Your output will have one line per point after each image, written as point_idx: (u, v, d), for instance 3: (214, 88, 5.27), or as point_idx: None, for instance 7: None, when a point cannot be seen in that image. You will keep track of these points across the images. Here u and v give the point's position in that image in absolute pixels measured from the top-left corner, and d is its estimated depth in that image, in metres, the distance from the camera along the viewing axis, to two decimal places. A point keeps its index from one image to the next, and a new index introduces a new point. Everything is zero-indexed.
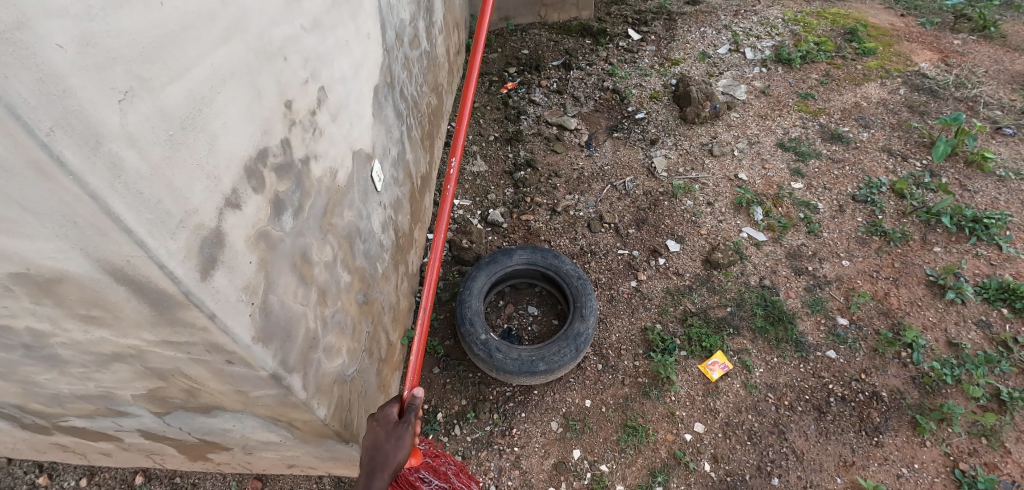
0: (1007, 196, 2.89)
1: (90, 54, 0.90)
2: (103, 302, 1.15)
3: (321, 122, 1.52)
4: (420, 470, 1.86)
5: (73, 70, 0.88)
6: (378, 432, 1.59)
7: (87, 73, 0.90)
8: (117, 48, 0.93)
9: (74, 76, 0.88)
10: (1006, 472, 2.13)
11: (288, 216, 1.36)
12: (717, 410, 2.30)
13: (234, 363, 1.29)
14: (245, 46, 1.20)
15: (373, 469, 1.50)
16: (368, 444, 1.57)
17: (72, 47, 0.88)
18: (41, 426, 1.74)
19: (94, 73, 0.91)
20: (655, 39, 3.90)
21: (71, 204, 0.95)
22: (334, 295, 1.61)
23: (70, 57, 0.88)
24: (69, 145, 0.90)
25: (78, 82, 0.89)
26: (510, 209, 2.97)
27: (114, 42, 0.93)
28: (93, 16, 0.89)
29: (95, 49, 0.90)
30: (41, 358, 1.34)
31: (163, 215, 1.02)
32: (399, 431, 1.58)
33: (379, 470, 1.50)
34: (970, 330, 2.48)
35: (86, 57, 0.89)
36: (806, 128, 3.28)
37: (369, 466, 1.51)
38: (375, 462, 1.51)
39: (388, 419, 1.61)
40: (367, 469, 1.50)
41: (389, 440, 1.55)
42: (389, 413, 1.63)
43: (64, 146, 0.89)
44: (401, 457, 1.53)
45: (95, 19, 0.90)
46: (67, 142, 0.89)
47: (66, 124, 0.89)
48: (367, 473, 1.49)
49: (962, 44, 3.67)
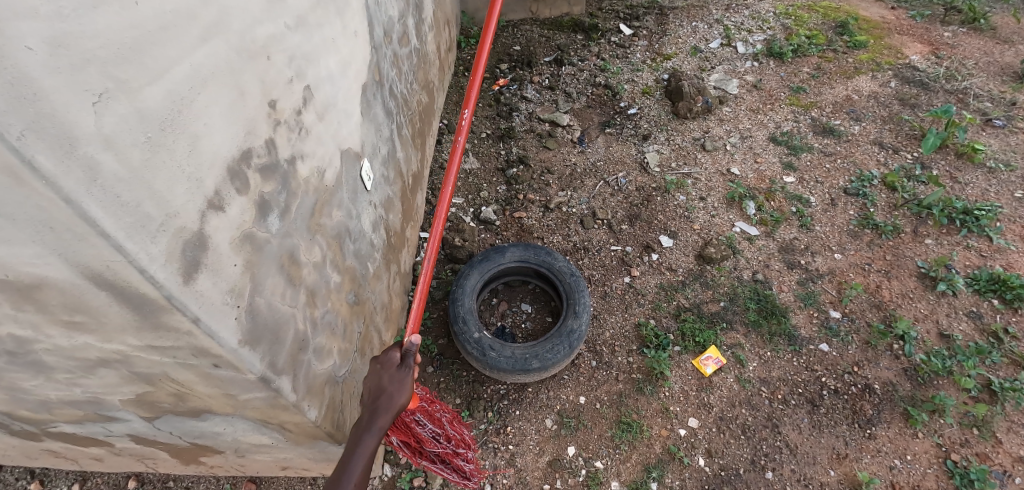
0: (997, 188, 2.90)
1: (63, 56, 0.89)
2: (86, 307, 1.14)
3: (307, 121, 1.51)
4: (415, 412, 1.90)
5: (45, 72, 0.87)
6: (380, 374, 1.64)
7: (59, 76, 0.89)
8: (91, 49, 0.92)
9: (46, 78, 0.87)
10: (997, 462, 2.15)
11: (274, 217, 1.35)
12: (711, 404, 2.31)
13: (221, 366, 1.28)
14: (226, 45, 1.19)
15: (377, 409, 1.56)
16: (372, 385, 1.63)
17: (43, 49, 0.87)
18: (30, 432, 1.73)
19: (67, 75, 0.90)
20: (647, 34, 3.89)
21: (47, 209, 0.94)
22: (324, 295, 1.61)
23: (42, 59, 0.87)
24: (42, 149, 0.89)
25: (50, 84, 0.88)
26: (503, 206, 2.96)
27: (88, 43, 0.92)
28: (65, 16, 0.88)
29: (68, 50, 0.89)
30: (25, 364, 1.32)
31: (143, 219, 1.02)
32: (402, 374, 1.64)
33: (382, 411, 1.56)
34: (961, 321, 2.49)
35: (58, 59, 0.89)
36: (798, 121, 3.28)
37: (372, 406, 1.57)
38: (378, 402, 1.57)
39: (390, 362, 1.66)
40: (370, 409, 1.56)
41: (392, 382, 1.61)
42: (391, 356, 1.67)
43: (37, 151, 0.88)
44: (403, 398, 1.59)
45: (67, 20, 0.89)
46: (40, 146, 0.88)
47: (39, 128, 0.88)
48: (370, 412, 1.55)
49: (952, 36, 3.68)
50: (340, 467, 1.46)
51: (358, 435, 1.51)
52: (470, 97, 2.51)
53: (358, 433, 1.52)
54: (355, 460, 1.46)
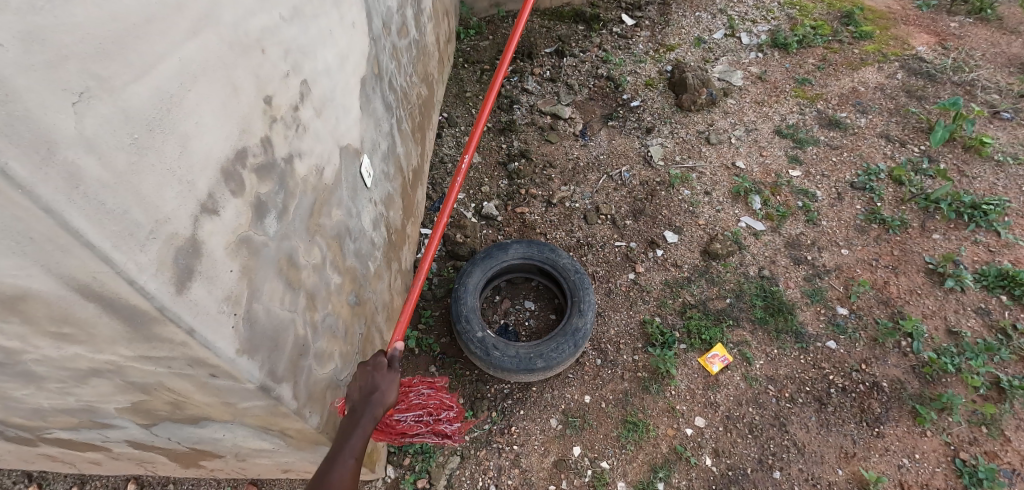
0: (1005, 182, 2.86)
1: (38, 52, 0.84)
2: (74, 319, 1.09)
3: (305, 117, 1.46)
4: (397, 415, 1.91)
5: (16, 71, 0.82)
6: (370, 374, 1.61)
7: (33, 74, 0.84)
8: (67, 44, 0.86)
9: (19, 78, 0.82)
10: (1006, 460, 2.13)
11: (271, 219, 1.30)
12: (718, 403, 2.28)
13: (219, 376, 1.23)
14: (217, 38, 1.13)
15: (369, 404, 1.54)
16: (360, 384, 1.59)
17: (16, 46, 0.82)
18: (25, 438, 1.68)
19: (42, 73, 0.85)
20: (649, 25, 3.82)
21: (25, 220, 0.89)
22: (324, 298, 1.56)
23: (14, 57, 0.82)
24: (16, 154, 0.83)
25: (22, 84, 0.83)
26: (505, 201, 2.91)
27: (64, 39, 0.86)
28: (38, 9, 0.83)
29: (42, 46, 0.84)
30: (15, 374, 1.28)
31: (130, 226, 0.96)
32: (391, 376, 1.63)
33: (374, 405, 1.54)
34: (969, 318, 2.46)
35: (31, 56, 0.83)
36: (803, 114, 3.23)
37: (363, 402, 1.54)
38: (370, 397, 1.55)
39: (379, 363, 1.64)
40: (360, 407, 1.53)
41: (383, 381, 1.59)
42: (380, 359, 1.65)
43: (10, 156, 0.83)
44: (392, 399, 1.58)
45: (40, 13, 0.83)
46: (14, 152, 0.83)
47: (11, 132, 0.83)
48: (363, 404, 1.53)
49: (959, 27, 3.62)
50: (336, 449, 1.45)
51: (352, 421, 1.49)
52: (481, 121, 2.46)
53: (351, 424, 1.49)
54: (352, 444, 1.45)
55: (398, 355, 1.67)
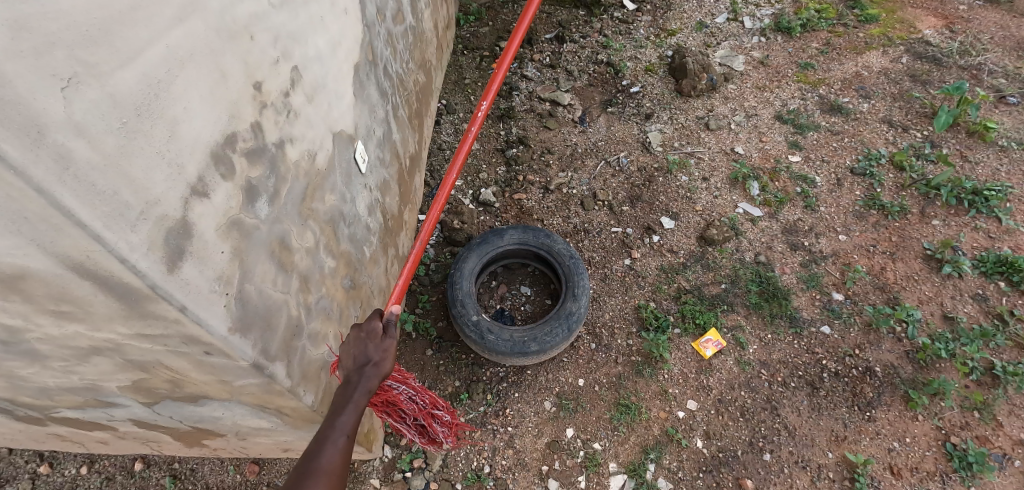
0: (1009, 167, 2.84)
1: (25, 39, 0.88)
2: (72, 298, 1.14)
3: (296, 103, 1.49)
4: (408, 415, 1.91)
5: (5, 56, 0.86)
6: (364, 342, 1.58)
7: (22, 59, 0.88)
8: (54, 31, 0.90)
9: (8, 63, 0.86)
10: (997, 445, 2.14)
11: (263, 202, 1.34)
12: (710, 387, 2.30)
13: (213, 354, 1.28)
14: (204, 25, 1.16)
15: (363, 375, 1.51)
16: (354, 354, 1.56)
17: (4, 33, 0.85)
18: (35, 418, 1.75)
19: (31, 60, 0.89)
20: (651, 9, 3.78)
21: (18, 199, 0.94)
22: (318, 281, 1.61)
23: (2, 44, 0.86)
24: (6, 137, 0.87)
25: (12, 70, 0.86)
26: (503, 188, 2.93)
27: (51, 26, 0.90)
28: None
29: (30, 34, 0.88)
30: (19, 353, 1.33)
31: (121, 207, 1.01)
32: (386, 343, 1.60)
33: (369, 376, 1.52)
34: (966, 303, 2.46)
35: (20, 43, 0.87)
36: (805, 99, 3.20)
37: (358, 372, 1.52)
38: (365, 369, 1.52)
39: (373, 330, 1.61)
40: (354, 380, 1.50)
41: (378, 350, 1.56)
42: (374, 327, 1.62)
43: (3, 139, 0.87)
44: (388, 367, 1.56)
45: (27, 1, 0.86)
46: (5, 135, 0.87)
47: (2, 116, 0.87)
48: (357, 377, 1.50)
49: (968, 9, 3.55)
50: (325, 429, 1.37)
51: (345, 396, 1.46)
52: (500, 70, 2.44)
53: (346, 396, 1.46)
54: (343, 421, 1.39)
55: (390, 319, 1.63)
